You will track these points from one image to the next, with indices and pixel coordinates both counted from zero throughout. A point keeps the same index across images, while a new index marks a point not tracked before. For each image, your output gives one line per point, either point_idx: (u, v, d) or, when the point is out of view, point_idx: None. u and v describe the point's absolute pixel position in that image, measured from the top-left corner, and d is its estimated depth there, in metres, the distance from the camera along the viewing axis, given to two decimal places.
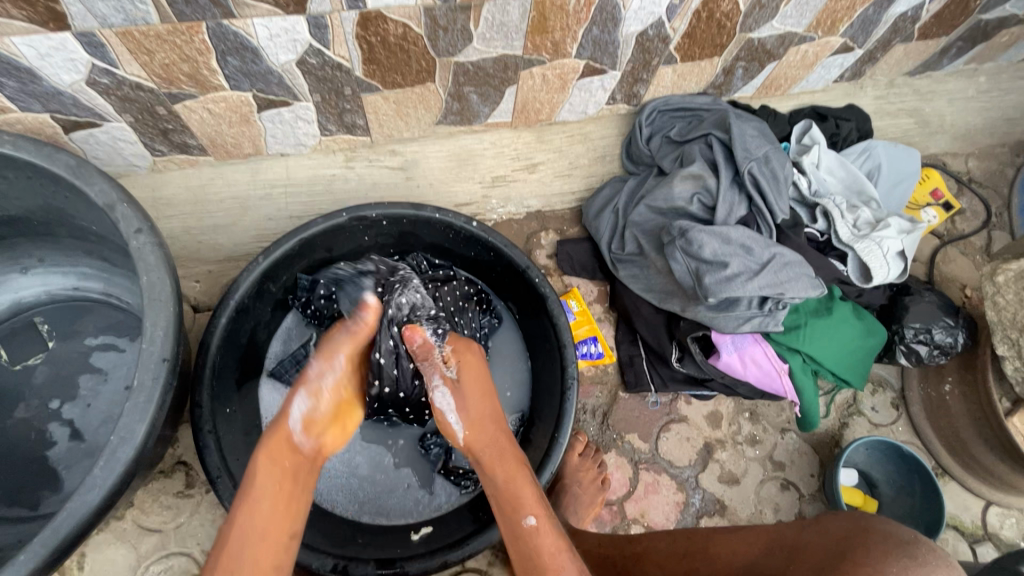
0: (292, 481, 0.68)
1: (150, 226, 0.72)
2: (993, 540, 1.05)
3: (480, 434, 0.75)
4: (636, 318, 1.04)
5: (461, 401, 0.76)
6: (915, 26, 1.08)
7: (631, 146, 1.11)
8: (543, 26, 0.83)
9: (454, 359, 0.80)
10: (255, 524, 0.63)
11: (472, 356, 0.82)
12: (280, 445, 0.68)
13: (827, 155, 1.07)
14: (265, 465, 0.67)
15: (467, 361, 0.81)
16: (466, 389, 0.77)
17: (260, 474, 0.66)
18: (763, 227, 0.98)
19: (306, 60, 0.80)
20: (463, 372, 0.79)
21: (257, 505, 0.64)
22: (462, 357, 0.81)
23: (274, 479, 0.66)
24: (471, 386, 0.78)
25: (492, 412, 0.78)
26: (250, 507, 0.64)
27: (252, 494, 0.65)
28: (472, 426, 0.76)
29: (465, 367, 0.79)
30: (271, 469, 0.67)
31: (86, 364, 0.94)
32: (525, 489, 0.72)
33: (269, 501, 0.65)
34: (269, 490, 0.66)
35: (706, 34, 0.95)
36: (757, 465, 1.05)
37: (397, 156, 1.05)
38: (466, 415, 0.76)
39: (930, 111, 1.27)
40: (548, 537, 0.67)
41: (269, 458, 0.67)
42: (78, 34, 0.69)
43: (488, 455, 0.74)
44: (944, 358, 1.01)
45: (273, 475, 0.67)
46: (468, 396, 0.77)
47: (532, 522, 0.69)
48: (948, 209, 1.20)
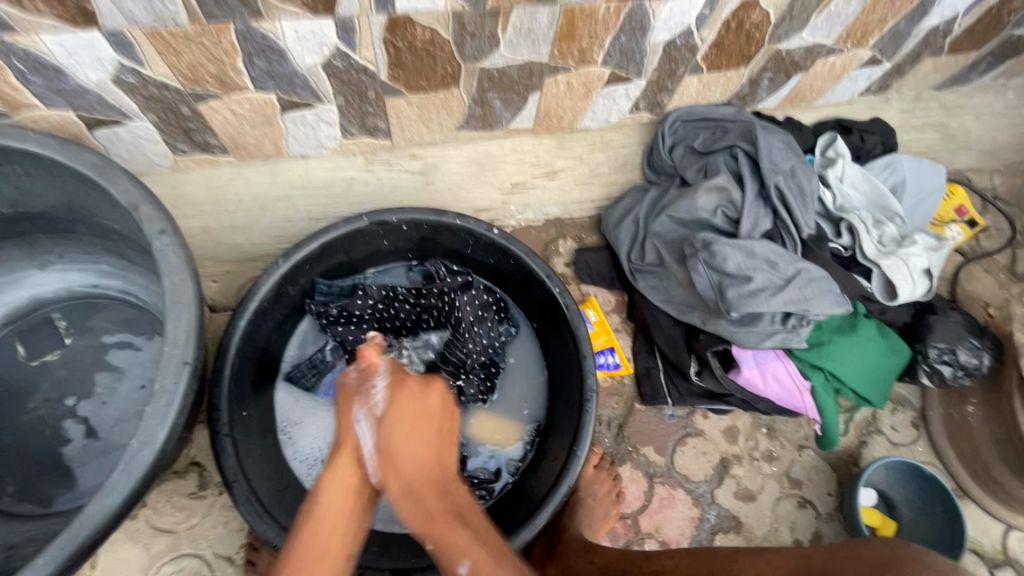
0: (357, 494, 0.71)
1: (173, 227, 0.71)
2: (1013, 565, 1.03)
3: (408, 470, 0.71)
4: (655, 330, 1.02)
5: (383, 438, 0.72)
6: (945, 40, 1.07)
7: (653, 155, 1.09)
8: (571, 33, 0.82)
9: (387, 397, 0.75)
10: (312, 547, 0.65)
11: (410, 393, 0.76)
12: (346, 460, 0.72)
13: (851, 168, 1.05)
14: (329, 481, 0.70)
15: (402, 399, 0.75)
16: (394, 426, 0.73)
17: (325, 488, 0.70)
18: (789, 241, 0.97)
19: (332, 62, 0.80)
20: (397, 404, 0.75)
21: (320, 522, 0.67)
22: (398, 393, 0.76)
23: (337, 495, 0.70)
24: (400, 418, 0.74)
25: (423, 455, 0.73)
26: (314, 521, 0.67)
27: (319, 507, 0.68)
28: (388, 461, 0.71)
29: (397, 403, 0.75)
30: (335, 480, 0.71)
31: (102, 361, 0.93)
32: (453, 534, 0.66)
33: (332, 517, 0.68)
34: (333, 503, 0.69)
35: (734, 44, 0.93)
36: (774, 481, 1.04)
37: (418, 160, 1.05)
38: (384, 454, 0.72)
39: (956, 126, 1.25)
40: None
41: (335, 469, 0.71)
42: (107, 33, 0.68)
43: (419, 505, 0.70)
44: (967, 380, 0.98)
45: (340, 487, 0.70)
46: (397, 428, 0.73)
47: (467, 574, 0.63)
48: (973, 226, 1.18)
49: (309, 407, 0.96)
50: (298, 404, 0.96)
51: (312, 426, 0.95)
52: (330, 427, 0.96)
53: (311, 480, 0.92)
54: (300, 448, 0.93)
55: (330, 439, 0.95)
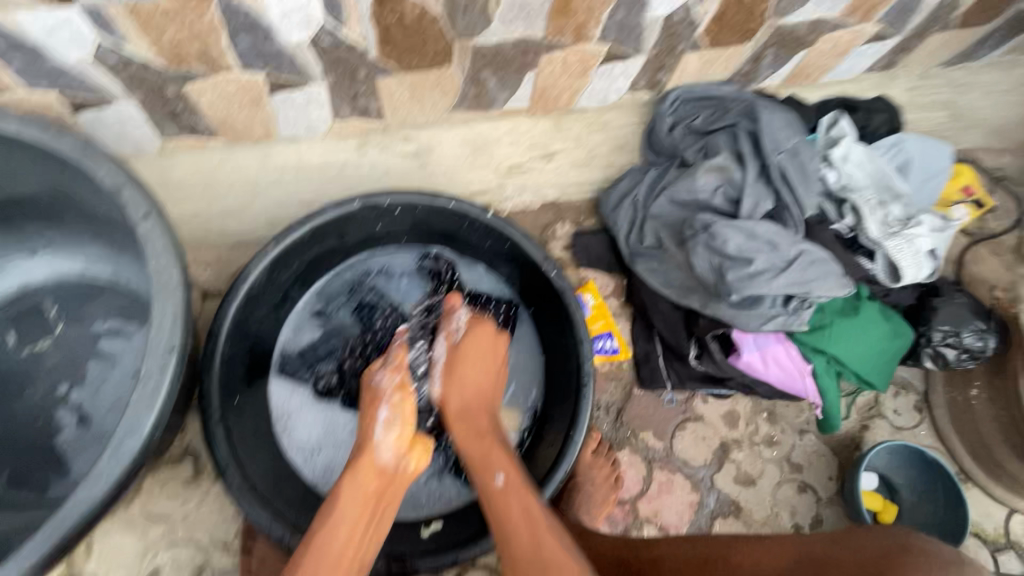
0: (374, 504, 0.70)
1: (159, 210, 0.70)
2: (1016, 549, 1.02)
3: (461, 395, 0.82)
4: (653, 314, 1.00)
5: (454, 365, 0.85)
6: (955, 14, 1.03)
7: (652, 136, 1.06)
8: (566, 7, 0.80)
9: (466, 325, 0.89)
10: (334, 540, 0.65)
11: (484, 328, 0.88)
12: (367, 466, 0.73)
13: (856, 147, 1.02)
14: (346, 491, 0.70)
15: (477, 333, 0.87)
16: (464, 359, 0.85)
17: (343, 493, 0.70)
18: (791, 223, 0.94)
19: (319, 39, 0.77)
20: (467, 339, 0.87)
21: (337, 528, 0.66)
22: (473, 328, 0.88)
23: (355, 504, 0.69)
24: (467, 353, 0.85)
25: (485, 384, 0.84)
26: (331, 524, 0.66)
27: (334, 517, 0.67)
28: (453, 392, 0.83)
29: (472, 336, 0.87)
30: (349, 491, 0.70)
31: (94, 348, 0.92)
32: (493, 452, 0.74)
33: (354, 505, 0.69)
34: (349, 512, 0.68)
35: (736, 18, 0.90)
36: (774, 466, 1.03)
37: (411, 142, 1.02)
38: (450, 379, 0.84)
39: (964, 104, 1.22)
40: (515, 493, 0.68)
41: (354, 478, 0.71)
42: (85, 9, 0.66)
43: (471, 426, 0.79)
44: (973, 363, 0.97)
45: (359, 495, 0.70)
46: (461, 363, 0.85)
47: (501, 482, 0.70)
48: (980, 207, 1.15)
49: (303, 396, 0.94)
50: (292, 394, 0.94)
51: (306, 415, 0.94)
52: (324, 415, 0.94)
53: (308, 468, 0.91)
54: (296, 438, 0.92)
55: (326, 428, 0.94)
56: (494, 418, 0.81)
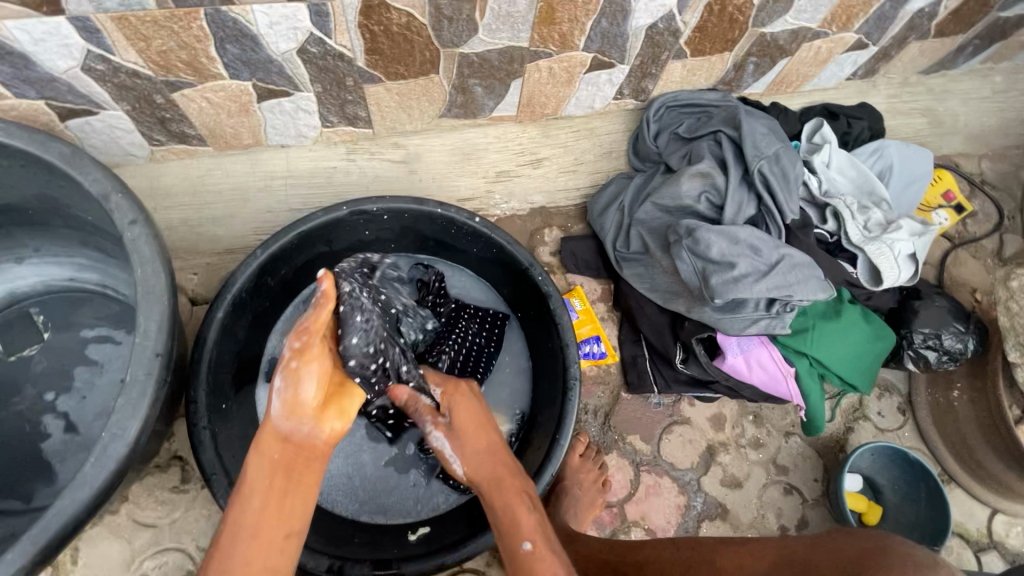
0: (290, 474, 0.67)
1: (146, 217, 0.70)
2: (998, 549, 1.04)
3: (478, 466, 0.79)
4: (641, 318, 1.02)
5: (454, 441, 0.81)
6: (932, 23, 1.05)
7: (638, 143, 1.08)
8: (551, 17, 0.81)
9: (444, 404, 0.84)
10: (242, 516, 0.63)
11: (462, 395, 0.84)
12: (269, 435, 0.68)
13: (838, 154, 1.04)
14: (253, 463, 0.66)
15: (458, 398, 0.84)
16: (462, 431, 0.81)
17: (249, 464, 0.67)
18: (772, 228, 0.96)
19: (307, 48, 0.78)
20: (455, 410, 0.82)
21: (248, 500, 0.64)
22: (454, 397, 0.84)
23: (261, 472, 0.66)
24: (464, 423, 0.81)
25: (491, 440, 0.81)
26: (241, 501, 0.64)
27: (246, 489, 0.65)
28: (468, 461, 0.80)
29: (456, 407, 0.83)
30: (256, 460, 0.67)
31: (82, 355, 0.92)
32: (519, 512, 0.72)
33: (261, 482, 0.65)
34: (256, 483, 0.65)
35: (718, 28, 0.92)
36: (760, 468, 1.04)
37: (400, 149, 1.03)
38: (461, 450, 0.80)
39: (943, 110, 1.24)
40: (545, 561, 0.68)
41: (258, 452, 0.67)
42: (73, 19, 0.67)
43: (491, 488, 0.76)
44: (953, 365, 0.99)
45: (263, 467, 0.66)
46: (462, 432, 0.81)
47: (529, 549, 0.69)
48: (959, 212, 1.17)
49: None
50: None
51: None
52: None
53: None
54: None
55: None
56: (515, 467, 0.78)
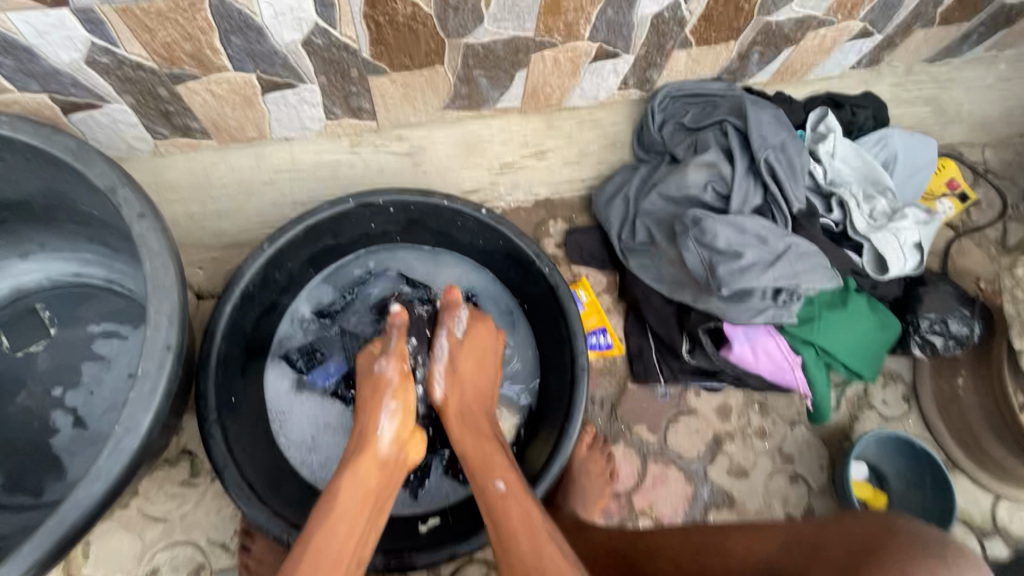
0: (373, 503, 0.69)
1: (153, 210, 0.70)
2: (1002, 535, 1.04)
3: (469, 394, 0.83)
4: (646, 309, 1.01)
5: (455, 359, 0.85)
6: (937, 10, 1.05)
7: (642, 133, 1.08)
8: (556, 6, 0.81)
9: (467, 325, 0.88)
10: (337, 532, 0.64)
11: (486, 327, 0.88)
12: (368, 463, 0.71)
13: (842, 144, 1.04)
14: (349, 484, 0.68)
15: (477, 330, 0.88)
16: (466, 355, 0.85)
17: (345, 484, 0.68)
18: (779, 217, 0.96)
19: (312, 40, 0.78)
20: (470, 337, 0.87)
21: (337, 522, 0.64)
22: (474, 325, 0.88)
23: (356, 496, 0.68)
24: (469, 352, 0.86)
25: (485, 382, 0.86)
26: (332, 521, 0.64)
27: (335, 511, 0.65)
28: (453, 383, 0.83)
29: (473, 334, 0.87)
30: (350, 484, 0.68)
31: (89, 350, 0.92)
32: (496, 454, 0.75)
33: (353, 503, 0.67)
34: (351, 509, 0.66)
35: (723, 16, 0.92)
36: (766, 457, 1.05)
37: (404, 142, 1.02)
38: (454, 370, 0.84)
39: (947, 99, 1.24)
40: (516, 499, 0.69)
41: (358, 473, 0.70)
42: (77, 11, 0.66)
43: (470, 428, 0.79)
44: (959, 350, 0.99)
45: (358, 492, 0.68)
46: (461, 358, 0.85)
47: (501, 487, 0.70)
48: (963, 200, 1.17)
49: (300, 397, 0.95)
50: (287, 394, 0.95)
51: (303, 415, 0.95)
52: (319, 416, 0.95)
53: (307, 467, 0.92)
54: (293, 437, 0.93)
55: (322, 427, 0.94)
56: (490, 410, 0.84)
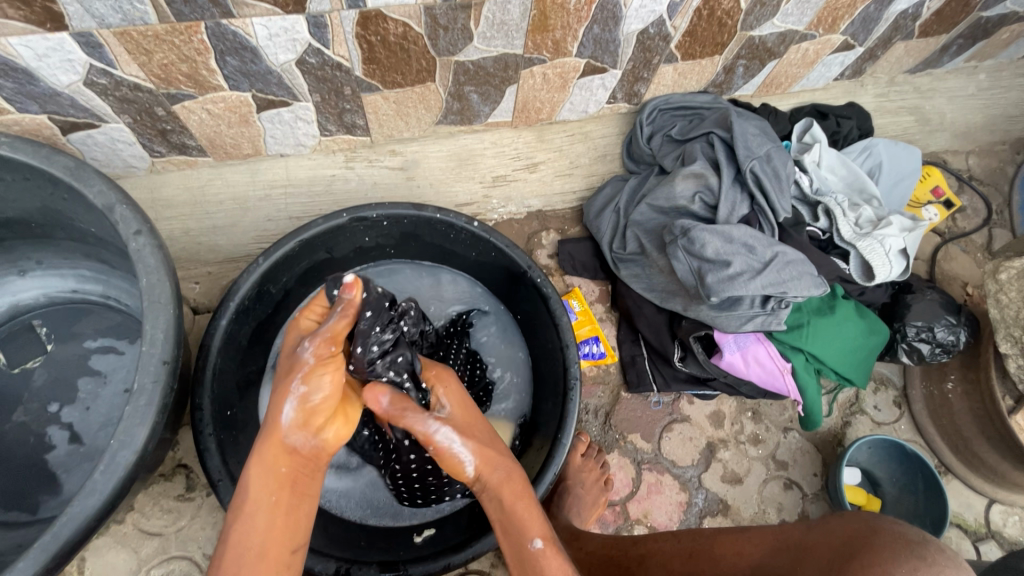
0: (291, 486, 0.66)
1: (150, 227, 0.71)
2: (996, 538, 1.05)
3: (490, 459, 0.73)
4: (638, 318, 1.04)
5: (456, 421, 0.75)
6: (916, 24, 1.08)
7: (632, 145, 1.10)
8: (544, 25, 0.83)
9: (441, 395, 0.78)
10: (250, 534, 0.62)
11: (454, 388, 0.79)
12: (275, 451, 0.66)
13: (828, 153, 1.06)
14: (258, 475, 0.65)
15: (450, 391, 0.79)
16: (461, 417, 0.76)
17: (253, 481, 0.64)
18: (766, 226, 0.98)
19: (306, 59, 0.80)
20: (451, 402, 0.77)
21: (251, 518, 0.62)
22: (446, 385, 0.79)
23: (267, 485, 0.65)
24: (460, 412, 0.77)
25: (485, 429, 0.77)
26: (246, 518, 0.62)
27: (249, 503, 0.63)
28: (475, 452, 0.72)
29: (450, 396, 0.78)
30: (261, 473, 0.65)
31: (85, 366, 0.93)
32: (526, 509, 0.69)
33: (268, 507, 0.64)
34: (264, 499, 0.64)
35: (707, 32, 0.94)
36: (760, 464, 1.05)
37: (398, 156, 1.05)
38: (472, 446, 0.73)
39: (930, 109, 1.27)
40: (554, 558, 0.65)
41: (263, 459, 0.65)
42: (76, 34, 0.68)
43: (501, 480, 0.72)
44: (946, 356, 1.01)
45: (270, 480, 0.65)
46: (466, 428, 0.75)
47: (538, 544, 0.66)
48: (949, 207, 1.19)
49: None
50: None
51: None
52: None
53: None
54: None
55: None
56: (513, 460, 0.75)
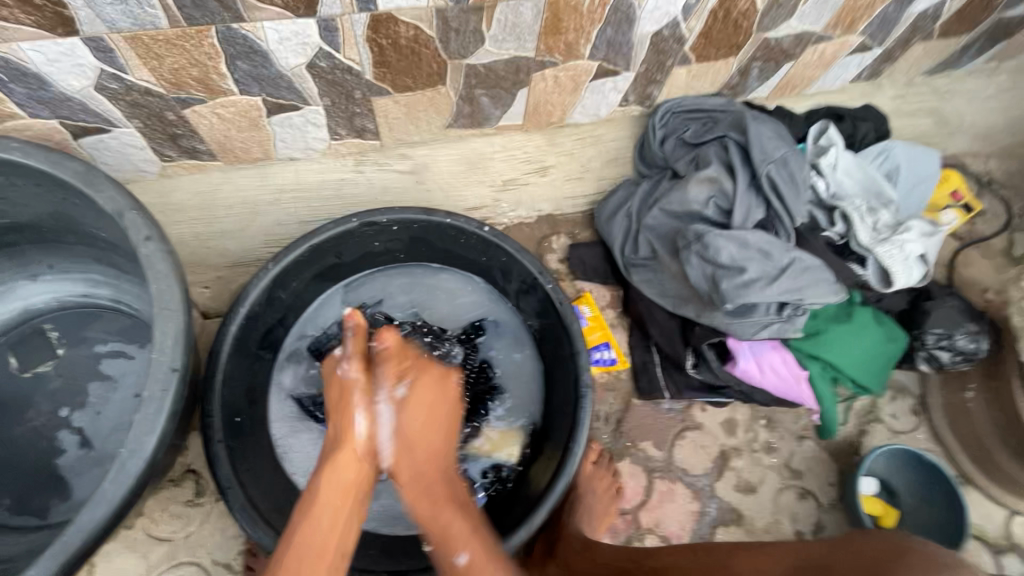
0: (356, 493, 0.70)
1: (159, 233, 0.71)
2: (1018, 551, 1.03)
3: (406, 463, 0.74)
4: (651, 324, 1.02)
5: (403, 421, 0.76)
6: (935, 24, 1.06)
7: (644, 148, 1.09)
8: (556, 27, 0.82)
9: (408, 377, 0.78)
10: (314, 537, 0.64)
11: (431, 375, 0.80)
12: (347, 456, 0.71)
13: (845, 156, 1.04)
14: (327, 482, 0.69)
15: (425, 381, 0.79)
16: (413, 415, 0.76)
17: (323, 487, 0.68)
18: (782, 231, 0.96)
19: (316, 63, 0.79)
20: (414, 396, 0.77)
21: (318, 521, 0.65)
22: (417, 377, 0.79)
23: (336, 493, 0.68)
24: (417, 408, 0.77)
25: (436, 444, 0.77)
26: (312, 520, 0.65)
27: (314, 508, 0.66)
28: (402, 449, 0.75)
29: (418, 388, 0.78)
30: (330, 482, 0.69)
31: (95, 370, 0.93)
32: (455, 523, 0.70)
33: (333, 508, 0.67)
34: (332, 505, 0.67)
35: (721, 34, 0.92)
36: (774, 473, 1.03)
37: (407, 160, 1.04)
38: (402, 434, 0.75)
39: (948, 110, 1.24)
40: (481, 569, 0.67)
41: (336, 467, 0.70)
42: (87, 39, 0.68)
43: (426, 495, 0.73)
44: (966, 365, 0.99)
45: (338, 486, 0.69)
46: (412, 416, 0.76)
47: (464, 562, 0.67)
48: (968, 211, 1.16)
49: (303, 423, 0.95)
50: (290, 421, 0.95)
51: (310, 442, 0.94)
52: None
53: None
54: (301, 463, 0.93)
55: None
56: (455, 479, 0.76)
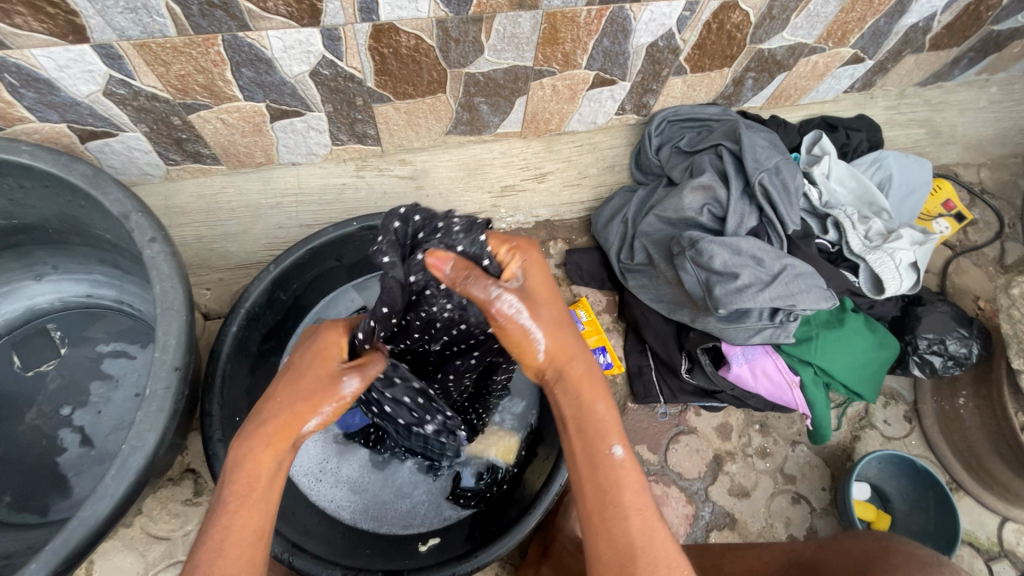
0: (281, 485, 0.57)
1: (164, 235, 0.73)
2: (1010, 557, 1.03)
3: (566, 343, 0.60)
4: (646, 329, 1.03)
5: (529, 290, 0.60)
6: (926, 37, 1.08)
7: (641, 156, 1.10)
8: (554, 37, 0.84)
9: (517, 262, 0.60)
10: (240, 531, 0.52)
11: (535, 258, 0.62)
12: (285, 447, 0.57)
13: (837, 165, 1.06)
14: (258, 469, 0.55)
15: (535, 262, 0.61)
16: (535, 282, 0.61)
17: (251, 477, 0.55)
18: (774, 238, 0.98)
19: (319, 71, 0.81)
20: (529, 275, 0.60)
21: (249, 514, 0.53)
22: (526, 257, 0.61)
23: (266, 480, 0.55)
24: (540, 289, 0.61)
25: (569, 330, 0.61)
26: (235, 517, 0.53)
27: (244, 499, 0.54)
28: (550, 335, 0.59)
29: (530, 269, 0.61)
30: (263, 464, 0.55)
31: (98, 370, 0.94)
32: (606, 414, 0.59)
33: (265, 500, 0.55)
34: (261, 496, 0.54)
35: (716, 45, 0.95)
36: (768, 478, 1.04)
37: (407, 166, 1.05)
38: (542, 320, 0.59)
39: (941, 121, 1.26)
40: (630, 471, 0.57)
41: (271, 452, 0.56)
42: (98, 46, 0.70)
43: (581, 389, 0.60)
44: (958, 370, 1.00)
45: (266, 476, 0.55)
46: (540, 299, 0.60)
47: (619, 454, 0.57)
48: (960, 220, 1.18)
49: None
50: None
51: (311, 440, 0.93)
52: (328, 442, 0.94)
53: (316, 494, 0.90)
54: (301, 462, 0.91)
55: (330, 451, 0.94)
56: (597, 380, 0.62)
